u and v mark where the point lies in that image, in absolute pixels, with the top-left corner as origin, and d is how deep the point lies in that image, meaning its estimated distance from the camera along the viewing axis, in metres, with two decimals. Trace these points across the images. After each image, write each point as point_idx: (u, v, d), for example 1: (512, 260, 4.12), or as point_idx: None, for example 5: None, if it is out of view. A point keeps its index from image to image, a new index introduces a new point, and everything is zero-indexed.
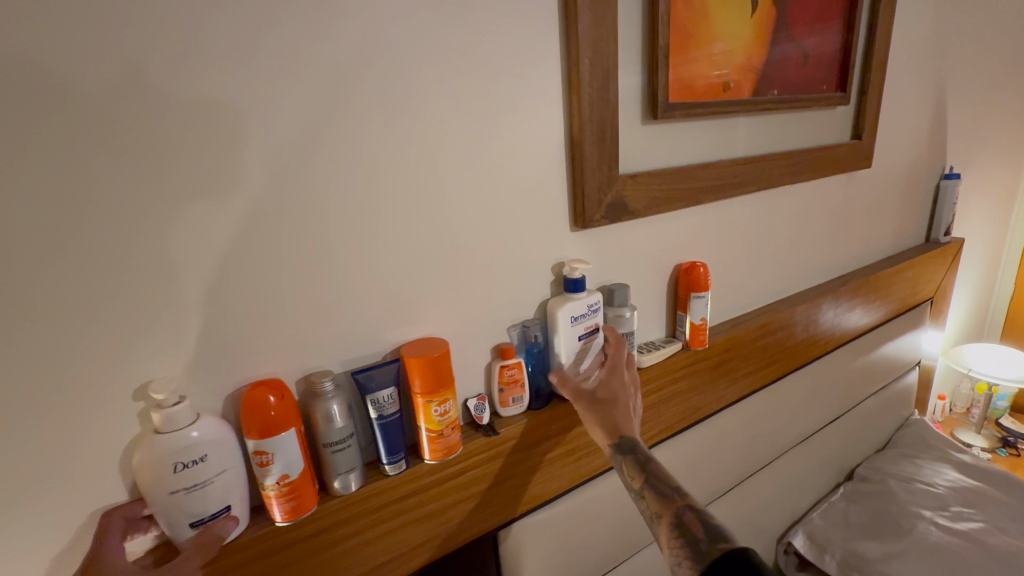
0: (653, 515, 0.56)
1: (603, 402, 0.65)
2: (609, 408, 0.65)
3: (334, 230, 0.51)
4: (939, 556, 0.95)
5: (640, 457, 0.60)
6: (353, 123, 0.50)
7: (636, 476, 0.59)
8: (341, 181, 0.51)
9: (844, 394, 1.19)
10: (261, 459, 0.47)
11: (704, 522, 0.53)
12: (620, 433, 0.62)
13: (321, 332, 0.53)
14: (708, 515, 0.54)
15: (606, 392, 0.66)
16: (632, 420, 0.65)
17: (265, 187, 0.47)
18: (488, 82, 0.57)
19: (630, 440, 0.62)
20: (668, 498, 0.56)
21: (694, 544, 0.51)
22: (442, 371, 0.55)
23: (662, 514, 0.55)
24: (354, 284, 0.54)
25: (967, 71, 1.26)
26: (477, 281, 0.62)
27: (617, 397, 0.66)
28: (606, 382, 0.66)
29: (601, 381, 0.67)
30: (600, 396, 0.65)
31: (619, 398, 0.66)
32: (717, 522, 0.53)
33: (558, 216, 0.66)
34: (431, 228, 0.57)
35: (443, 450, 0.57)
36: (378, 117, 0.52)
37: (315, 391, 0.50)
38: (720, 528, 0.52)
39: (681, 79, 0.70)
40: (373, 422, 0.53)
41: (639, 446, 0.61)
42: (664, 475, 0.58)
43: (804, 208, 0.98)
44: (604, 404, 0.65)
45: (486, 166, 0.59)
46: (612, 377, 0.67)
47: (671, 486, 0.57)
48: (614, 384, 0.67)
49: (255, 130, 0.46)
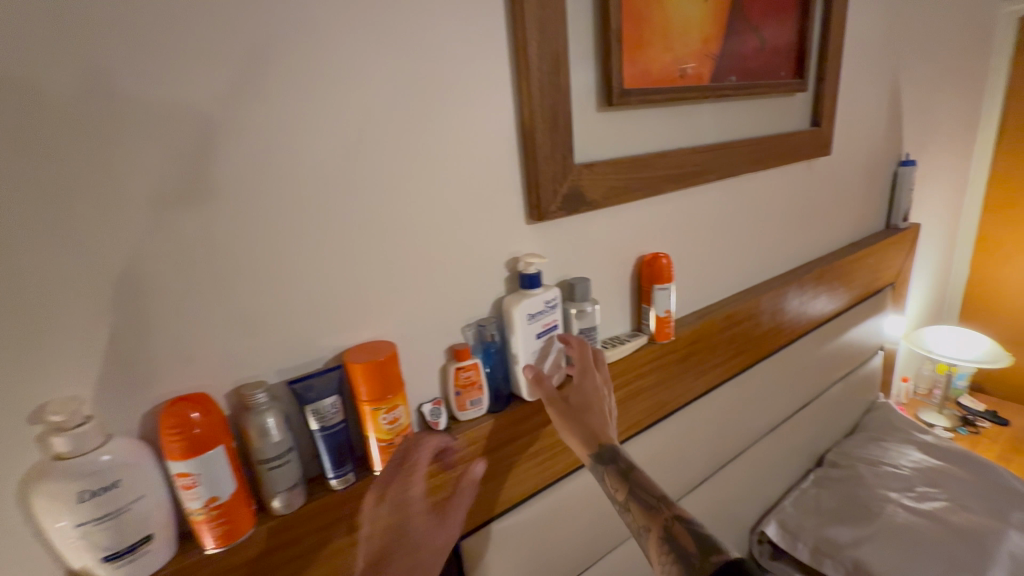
0: (641, 528, 0.55)
1: (577, 409, 0.63)
2: (584, 415, 0.63)
3: (264, 229, 0.47)
4: (907, 537, 0.96)
5: (621, 466, 0.58)
6: (282, 111, 0.46)
7: (619, 487, 0.57)
8: (271, 175, 0.47)
9: (812, 381, 1.20)
10: (185, 482, 0.42)
11: (694, 534, 0.51)
12: (598, 441, 0.60)
13: (255, 339, 0.49)
14: (697, 526, 0.52)
15: (578, 398, 0.64)
16: (608, 425, 0.62)
17: (182, 182, 0.43)
18: (432, 67, 0.54)
19: (609, 448, 0.59)
20: (654, 509, 0.54)
21: (684, 558, 0.49)
22: (389, 377, 0.51)
23: (649, 527, 0.53)
24: (293, 286, 0.50)
25: (920, 59, 1.28)
26: (427, 279, 0.59)
27: (591, 403, 0.63)
28: (578, 388, 0.64)
29: (573, 387, 0.64)
30: (573, 404, 0.63)
31: (592, 404, 0.63)
32: (707, 532, 0.51)
33: (513, 208, 0.64)
34: (376, 224, 0.54)
35: (396, 460, 0.54)
36: (310, 104, 0.48)
37: (245, 405, 0.46)
38: (711, 539, 0.50)
39: (636, 65, 0.68)
40: (316, 434, 0.49)
41: (620, 454, 0.59)
42: (648, 484, 0.57)
43: (766, 197, 0.98)
44: (578, 412, 0.63)
45: (434, 157, 0.56)
46: (583, 381, 0.64)
47: (656, 496, 0.55)
48: (587, 388, 0.64)
49: (161, 117, 0.41)
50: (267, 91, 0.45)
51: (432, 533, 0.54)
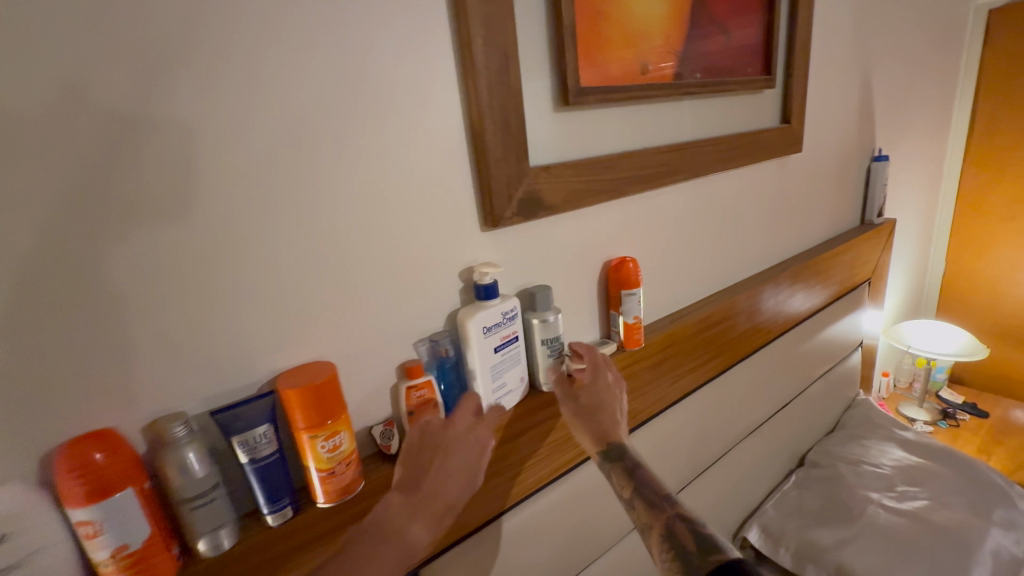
0: (643, 525, 0.55)
1: (589, 407, 0.65)
2: (596, 414, 0.64)
3: (182, 246, 0.43)
4: (889, 538, 0.94)
5: (628, 464, 0.59)
6: (197, 117, 0.42)
7: (625, 485, 0.58)
8: (186, 187, 0.43)
9: (791, 381, 1.18)
10: (89, 532, 0.38)
11: (695, 533, 0.51)
12: (607, 439, 0.62)
13: (175, 366, 0.44)
14: (700, 525, 0.52)
15: (591, 398, 0.65)
16: (620, 425, 0.64)
17: (79, 197, 0.38)
18: (369, 67, 0.50)
19: (617, 447, 0.61)
20: (658, 508, 0.55)
21: (684, 556, 0.49)
22: (328, 401, 0.47)
23: (652, 525, 0.54)
24: (217, 307, 0.46)
25: (890, 54, 1.28)
26: (372, 293, 0.55)
27: (603, 402, 0.65)
28: (591, 387, 0.65)
29: (586, 386, 0.66)
30: (586, 402, 0.65)
31: (604, 404, 0.65)
32: (709, 533, 0.51)
33: (466, 215, 0.60)
34: (312, 237, 0.50)
35: (340, 490, 0.50)
36: (229, 108, 0.43)
37: (161, 440, 0.42)
38: (712, 539, 0.50)
39: (594, 61, 0.65)
40: (246, 468, 0.45)
41: (626, 453, 0.60)
42: (654, 483, 0.57)
43: (737, 196, 0.96)
44: (591, 409, 0.65)
45: (375, 164, 0.52)
46: (595, 380, 0.66)
47: (661, 495, 0.56)
48: (599, 387, 0.65)
49: (51, 124, 0.37)
50: (175, 94, 0.41)
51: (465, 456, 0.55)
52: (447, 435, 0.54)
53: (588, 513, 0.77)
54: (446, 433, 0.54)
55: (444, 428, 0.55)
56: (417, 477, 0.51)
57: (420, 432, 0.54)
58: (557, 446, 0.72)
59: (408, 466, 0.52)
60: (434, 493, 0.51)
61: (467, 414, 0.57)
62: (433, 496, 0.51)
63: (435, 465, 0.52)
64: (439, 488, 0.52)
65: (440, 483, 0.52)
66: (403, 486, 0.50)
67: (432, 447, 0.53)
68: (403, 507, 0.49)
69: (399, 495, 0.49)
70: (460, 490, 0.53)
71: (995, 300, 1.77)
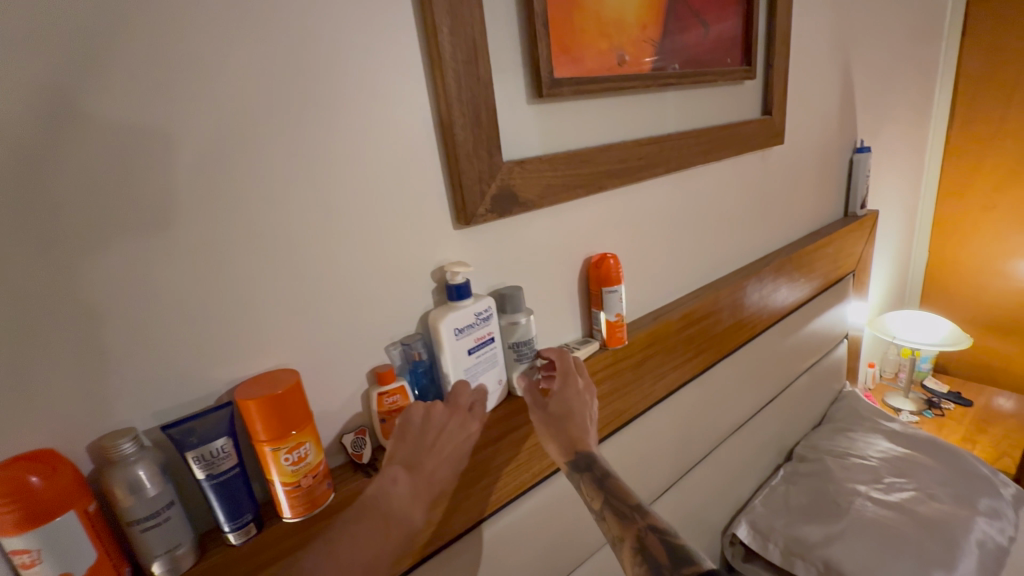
0: (614, 538, 0.53)
1: (559, 416, 0.63)
2: (564, 423, 0.63)
3: (127, 252, 0.41)
4: (875, 532, 0.94)
5: (597, 474, 0.58)
6: (139, 115, 0.40)
7: (595, 496, 0.57)
8: (131, 190, 0.41)
9: (777, 375, 1.18)
10: (25, 560, 0.36)
11: (667, 543, 0.50)
12: (576, 449, 0.61)
13: (124, 378, 0.42)
14: (672, 536, 0.51)
15: (560, 405, 0.63)
16: (589, 432, 0.62)
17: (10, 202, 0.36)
18: (327, 61, 0.48)
19: (586, 457, 0.60)
20: (629, 519, 0.53)
21: (655, 567, 0.48)
22: (291, 411, 0.45)
23: (623, 537, 0.52)
24: (168, 314, 0.44)
25: (869, 45, 1.27)
26: (338, 297, 0.53)
27: (572, 410, 0.63)
28: (560, 395, 0.64)
29: (556, 394, 0.64)
30: (555, 411, 0.63)
31: (574, 411, 0.63)
32: (681, 543, 0.50)
33: (436, 213, 0.58)
34: (270, 240, 0.48)
35: (307, 504, 0.47)
36: (174, 106, 0.41)
37: (107, 458, 0.39)
38: (684, 550, 0.49)
39: (568, 51, 0.63)
40: (204, 484, 0.43)
41: (595, 463, 0.59)
42: (623, 493, 0.56)
43: (719, 189, 0.94)
44: (559, 417, 0.63)
45: (335, 162, 0.50)
46: (565, 388, 0.64)
47: (631, 505, 0.55)
48: (569, 394, 0.64)
49: None
50: (115, 93, 0.39)
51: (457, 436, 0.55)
52: (449, 417, 0.55)
53: (572, 517, 0.75)
54: (449, 416, 0.55)
55: (449, 411, 0.55)
56: (420, 457, 0.52)
57: (424, 412, 0.53)
58: (539, 449, 0.70)
59: (411, 445, 0.52)
60: (432, 472, 0.53)
61: (464, 400, 0.56)
62: (433, 476, 0.53)
63: (436, 446, 0.53)
64: (436, 469, 0.53)
65: (438, 463, 0.53)
66: (407, 464, 0.51)
67: (434, 428, 0.53)
68: (409, 485, 0.50)
69: (405, 473, 0.50)
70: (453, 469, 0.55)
71: (977, 290, 1.78)
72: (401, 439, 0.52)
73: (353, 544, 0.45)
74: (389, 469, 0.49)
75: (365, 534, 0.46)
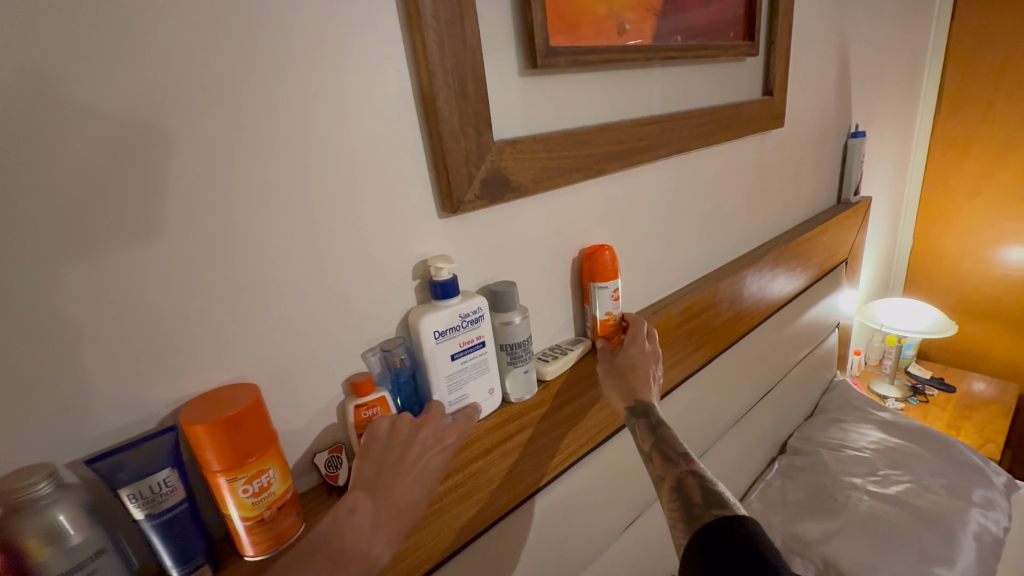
0: (657, 477, 0.55)
1: (622, 368, 0.66)
2: (627, 377, 0.65)
3: (13, 253, 0.32)
4: (874, 527, 0.92)
5: (652, 421, 0.59)
6: (20, 77, 0.31)
7: (646, 439, 0.59)
8: (9, 172, 0.32)
9: (773, 366, 1.15)
10: None
11: (705, 489, 0.50)
12: (635, 398, 0.62)
13: (17, 411, 0.34)
14: (712, 484, 0.51)
15: (624, 360, 0.66)
16: (650, 389, 0.64)
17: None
18: (276, 17, 0.40)
19: (643, 404, 0.61)
20: (673, 462, 0.54)
21: (688, 506, 0.49)
22: (248, 434, 0.38)
23: (664, 477, 0.54)
24: (77, 328, 0.35)
25: (864, 26, 1.24)
26: (305, 298, 0.45)
27: (636, 366, 0.65)
28: (626, 349, 0.67)
29: (622, 349, 0.67)
30: (619, 363, 0.66)
31: (638, 367, 0.65)
32: (719, 491, 0.50)
33: (418, 203, 0.51)
34: (210, 233, 0.39)
35: (272, 539, 0.41)
36: (70, 65, 0.33)
37: (8, 506, 0.31)
38: (721, 497, 0.49)
39: (563, 17, 0.56)
40: (143, 526, 0.36)
41: (653, 412, 0.61)
42: (674, 441, 0.57)
43: (717, 175, 0.90)
44: (622, 371, 0.66)
45: (294, 139, 0.42)
46: (631, 346, 0.67)
47: (678, 452, 0.55)
48: (634, 352, 0.66)
49: None
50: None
51: (428, 454, 0.48)
52: (418, 430, 0.48)
53: (567, 527, 0.70)
54: (419, 427, 0.48)
55: (419, 421, 0.48)
56: (384, 479, 0.45)
57: (389, 426, 0.47)
58: (534, 458, 0.64)
59: (373, 465, 0.45)
60: (404, 495, 0.45)
61: (439, 415, 0.50)
62: (404, 500, 0.45)
63: (407, 464, 0.46)
64: (406, 492, 0.46)
65: (410, 483, 0.46)
66: (370, 489, 0.44)
67: (402, 444, 0.47)
68: (369, 515, 0.42)
69: (365, 499, 0.43)
70: (429, 489, 0.48)
71: (959, 277, 1.79)
72: (364, 458, 0.45)
73: None
74: (349, 496, 0.43)
75: None
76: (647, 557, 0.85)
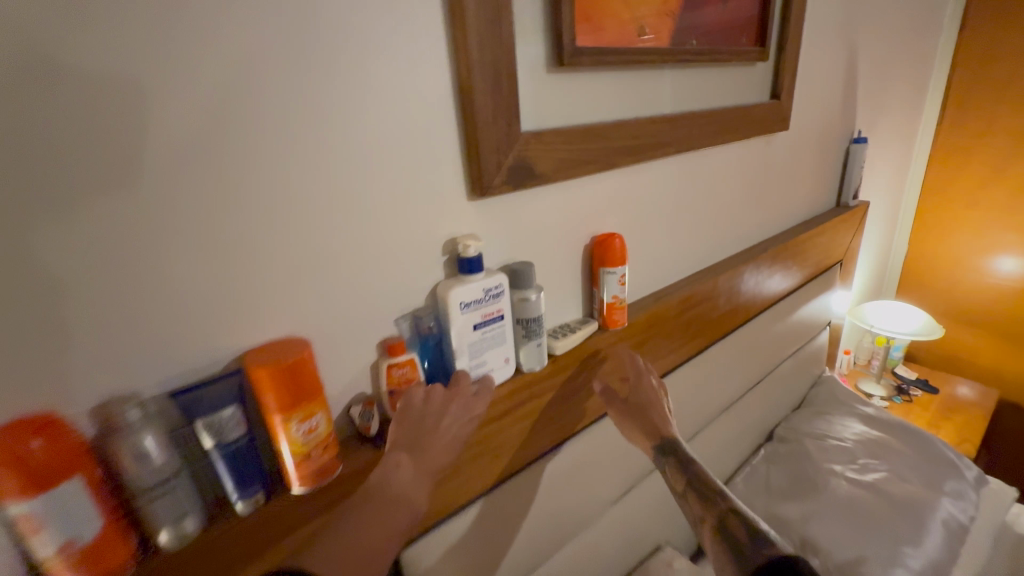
0: (698, 518, 0.61)
1: (637, 408, 0.72)
2: (646, 415, 0.72)
3: (112, 212, 0.37)
4: (849, 511, 0.99)
5: (681, 458, 0.65)
6: (126, 62, 0.36)
7: (680, 479, 0.65)
8: (111, 143, 0.36)
9: (764, 359, 1.21)
10: (29, 527, 0.34)
11: (748, 528, 0.57)
12: (660, 436, 0.69)
13: (108, 352, 0.39)
14: (751, 521, 0.58)
15: (637, 399, 0.73)
16: (669, 422, 0.71)
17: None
18: (339, 16, 0.44)
19: (670, 442, 0.67)
20: (711, 502, 0.61)
21: (736, 545, 0.56)
22: (302, 382, 0.44)
23: (705, 518, 0.60)
24: (159, 286, 0.40)
25: (873, 35, 1.27)
26: (347, 266, 0.51)
27: (649, 402, 0.72)
28: (635, 388, 0.73)
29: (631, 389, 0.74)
30: (633, 403, 0.73)
31: (652, 403, 0.72)
32: (758, 527, 0.57)
33: (450, 185, 0.56)
34: (272, 207, 0.44)
35: (316, 475, 0.47)
36: (166, 52, 0.37)
37: (112, 424, 0.38)
38: (762, 533, 0.56)
39: (588, 19, 0.61)
40: (212, 453, 0.42)
41: (680, 448, 0.67)
42: (707, 480, 0.63)
43: (722, 173, 0.94)
44: (639, 410, 0.72)
45: (347, 122, 0.47)
46: (638, 382, 0.73)
47: (712, 490, 0.62)
48: (642, 389, 0.73)
49: None
50: (90, 29, 0.34)
51: (458, 423, 0.54)
52: (450, 400, 0.54)
53: (566, 494, 0.77)
54: (450, 400, 0.54)
55: (449, 394, 0.54)
56: (422, 440, 0.51)
57: (424, 395, 0.53)
58: (542, 425, 0.70)
59: (411, 430, 0.51)
60: (437, 457, 0.51)
61: (466, 385, 0.56)
62: (439, 459, 0.51)
63: (439, 430, 0.52)
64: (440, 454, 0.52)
65: (444, 447, 0.52)
66: (409, 449, 0.50)
67: (436, 413, 0.53)
68: (411, 469, 0.48)
69: (407, 457, 0.49)
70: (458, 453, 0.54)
71: (950, 284, 1.85)
72: (401, 422, 0.51)
73: (353, 533, 0.42)
74: (392, 455, 0.49)
75: (370, 525, 0.43)
76: (638, 525, 0.92)
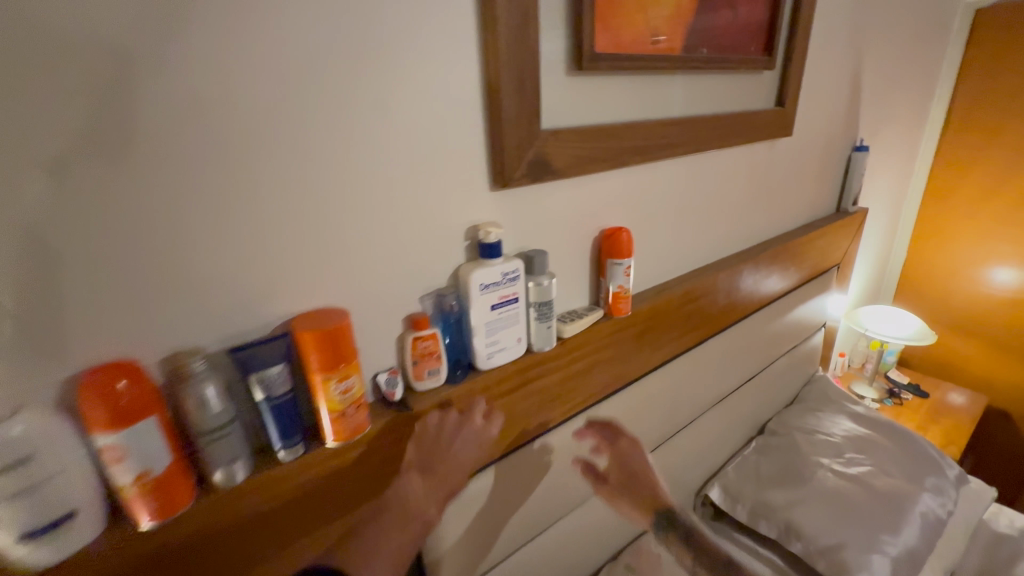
0: None
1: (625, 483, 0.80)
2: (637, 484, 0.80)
3: (186, 188, 0.43)
4: (832, 500, 1.04)
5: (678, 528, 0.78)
6: (204, 56, 0.41)
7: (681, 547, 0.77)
8: (188, 128, 0.42)
9: (759, 355, 1.26)
10: (112, 456, 0.40)
11: None
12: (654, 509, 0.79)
13: (176, 310, 0.45)
14: None
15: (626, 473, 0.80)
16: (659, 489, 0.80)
17: (75, 134, 0.37)
18: (384, 20, 0.49)
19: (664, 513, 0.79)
20: None
21: None
22: (341, 346, 0.49)
23: None
24: (222, 255, 0.46)
25: (879, 46, 1.31)
26: (380, 246, 0.56)
27: (636, 474, 0.80)
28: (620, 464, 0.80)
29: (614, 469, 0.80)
30: (621, 480, 0.81)
31: (637, 471, 0.80)
32: None
33: (474, 176, 0.61)
34: (319, 190, 0.50)
35: (348, 431, 0.52)
36: (238, 49, 0.42)
37: (180, 373, 0.43)
38: None
39: (608, 26, 0.66)
40: (262, 404, 0.47)
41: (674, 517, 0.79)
42: None
43: (726, 175, 0.99)
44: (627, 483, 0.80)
45: (388, 115, 0.52)
46: (620, 456, 0.80)
47: None
48: (627, 462, 0.80)
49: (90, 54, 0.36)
50: (176, 27, 0.39)
51: (465, 441, 0.61)
52: (460, 426, 0.61)
53: (566, 468, 0.82)
54: (461, 425, 0.61)
55: (460, 420, 0.61)
56: (432, 461, 0.59)
57: (437, 421, 0.59)
58: (548, 402, 0.75)
59: (425, 452, 0.59)
60: (445, 473, 0.60)
61: (474, 412, 0.63)
62: (447, 476, 0.60)
63: (449, 449, 0.60)
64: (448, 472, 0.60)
65: (452, 466, 0.60)
66: (421, 469, 0.58)
67: (447, 436, 0.60)
68: (421, 487, 0.57)
69: (418, 476, 0.57)
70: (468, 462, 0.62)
71: (946, 292, 1.89)
72: (417, 445, 0.58)
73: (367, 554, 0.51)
74: (406, 475, 0.57)
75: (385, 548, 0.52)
76: None
